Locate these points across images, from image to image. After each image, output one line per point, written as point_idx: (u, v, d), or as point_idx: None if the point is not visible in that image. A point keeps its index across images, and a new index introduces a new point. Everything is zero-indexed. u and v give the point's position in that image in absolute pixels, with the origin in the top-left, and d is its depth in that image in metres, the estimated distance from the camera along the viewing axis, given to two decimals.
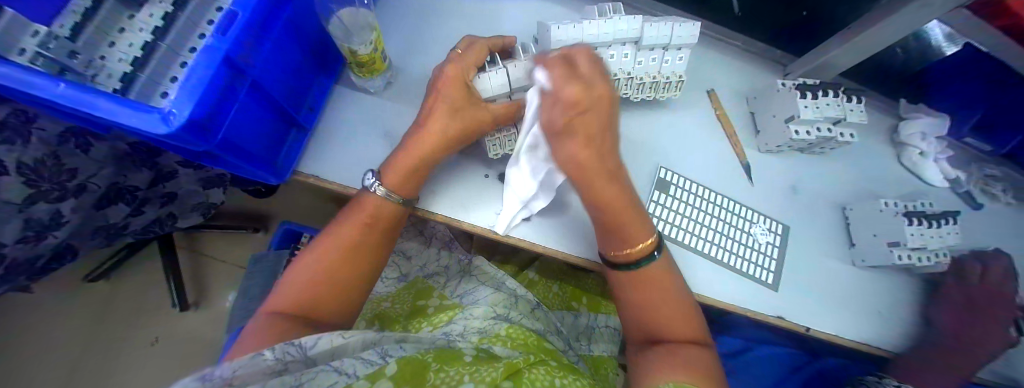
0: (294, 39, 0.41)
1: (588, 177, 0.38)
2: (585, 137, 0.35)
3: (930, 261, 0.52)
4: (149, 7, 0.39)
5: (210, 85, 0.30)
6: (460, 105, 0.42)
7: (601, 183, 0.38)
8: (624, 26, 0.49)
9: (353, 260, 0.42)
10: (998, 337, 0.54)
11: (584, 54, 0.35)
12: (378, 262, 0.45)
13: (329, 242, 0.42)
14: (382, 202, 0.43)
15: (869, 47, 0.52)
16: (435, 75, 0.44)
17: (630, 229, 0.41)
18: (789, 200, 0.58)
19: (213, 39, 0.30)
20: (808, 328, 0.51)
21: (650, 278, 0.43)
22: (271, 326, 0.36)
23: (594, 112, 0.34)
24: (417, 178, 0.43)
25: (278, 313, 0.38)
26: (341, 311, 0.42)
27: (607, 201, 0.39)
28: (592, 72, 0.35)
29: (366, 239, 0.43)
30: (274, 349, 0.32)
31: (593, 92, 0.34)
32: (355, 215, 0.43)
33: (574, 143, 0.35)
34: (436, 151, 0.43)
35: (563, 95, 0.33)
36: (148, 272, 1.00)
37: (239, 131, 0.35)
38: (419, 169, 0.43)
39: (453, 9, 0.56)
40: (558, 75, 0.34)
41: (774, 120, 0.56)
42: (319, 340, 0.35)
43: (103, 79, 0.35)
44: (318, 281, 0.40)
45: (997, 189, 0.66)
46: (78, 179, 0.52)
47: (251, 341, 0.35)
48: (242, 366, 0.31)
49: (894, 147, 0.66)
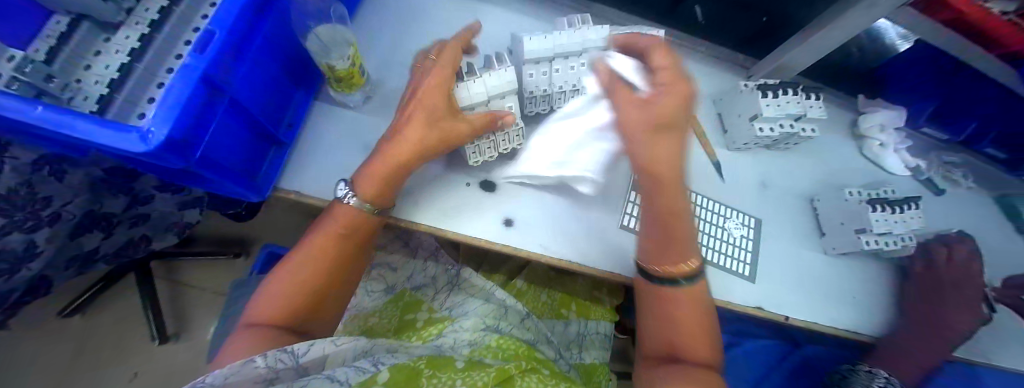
0: (272, 58, 0.42)
1: (657, 175, 0.43)
2: (665, 138, 0.42)
3: (897, 245, 0.54)
4: (125, 29, 0.40)
5: (187, 104, 0.31)
6: (439, 115, 0.43)
7: (670, 176, 0.43)
8: (592, 36, 0.51)
9: (330, 268, 0.43)
10: (971, 316, 0.56)
11: (662, 53, 0.43)
12: (357, 268, 0.46)
13: (306, 250, 0.43)
14: (354, 213, 0.43)
15: (822, 47, 0.55)
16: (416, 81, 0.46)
17: (674, 244, 0.43)
18: (759, 194, 0.60)
19: (190, 58, 0.31)
20: (787, 317, 0.53)
21: (688, 294, 0.44)
22: (256, 334, 0.38)
23: (675, 110, 0.40)
24: (390, 187, 0.43)
25: (261, 322, 0.39)
26: (321, 314, 0.43)
27: (665, 203, 0.43)
28: (671, 72, 0.41)
29: (342, 248, 0.44)
30: (266, 356, 0.33)
31: (676, 93, 0.40)
32: (328, 226, 0.44)
33: (643, 137, 0.41)
34: (410, 162, 0.43)
35: (652, 103, 0.40)
36: (129, 303, 0.98)
37: (217, 148, 0.36)
38: (392, 175, 0.43)
39: (428, 27, 0.58)
40: (665, 66, 0.41)
41: (739, 119, 0.59)
42: (312, 347, 0.36)
43: (80, 102, 0.36)
44: (297, 288, 0.41)
45: (956, 175, 0.69)
46: (51, 207, 0.52)
47: (230, 355, 0.35)
48: (232, 374, 0.32)
49: (855, 140, 0.69)
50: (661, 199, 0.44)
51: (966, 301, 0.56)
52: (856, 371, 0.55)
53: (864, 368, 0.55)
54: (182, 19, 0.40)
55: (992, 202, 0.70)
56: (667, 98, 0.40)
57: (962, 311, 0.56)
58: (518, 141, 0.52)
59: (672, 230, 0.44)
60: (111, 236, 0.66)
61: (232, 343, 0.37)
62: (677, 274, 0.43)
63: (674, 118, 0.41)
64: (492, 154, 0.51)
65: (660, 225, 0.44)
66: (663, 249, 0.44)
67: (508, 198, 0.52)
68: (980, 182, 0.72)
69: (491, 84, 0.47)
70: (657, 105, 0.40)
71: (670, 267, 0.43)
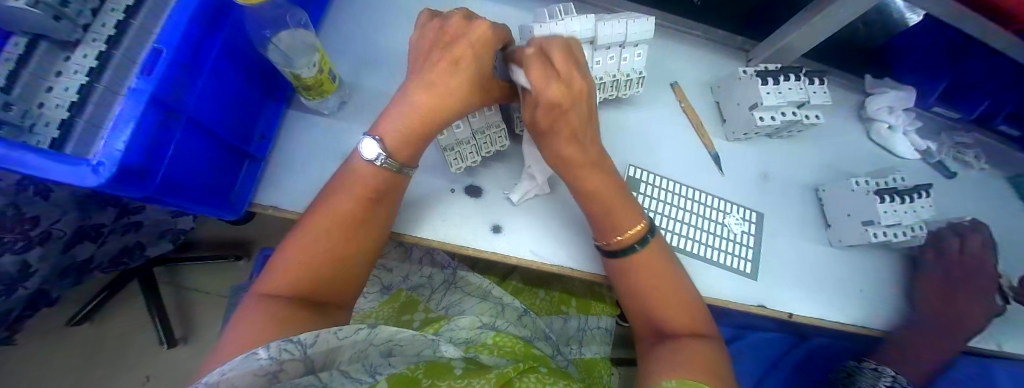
0: (232, 69, 0.40)
1: (573, 168, 0.43)
2: (557, 140, 0.41)
3: (906, 236, 0.52)
4: (83, 47, 0.37)
5: (139, 130, 0.28)
6: (483, 73, 0.41)
7: (587, 172, 0.43)
8: (577, 27, 0.47)
9: (350, 236, 0.40)
10: (988, 308, 0.53)
11: (560, 51, 0.38)
12: (382, 236, 0.42)
13: (320, 218, 0.39)
14: (378, 174, 0.40)
15: (827, 27, 0.52)
16: (423, 48, 0.41)
17: (612, 219, 0.43)
18: (760, 186, 0.57)
19: (138, 81, 0.29)
20: (790, 314, 0.51)
21: (643, 260, 0.43)
22: (267, 311, 0.35)
23: (575, 110, 0.40)
24: (413, 145, 0.41)
25: (273, 296, 0.37)
26: (341, 288, 0.40)
27: (588, 190, 0.44)
28: (564, 61, 0.38)
29: (368, 205, 0.40)
30: (270, 347, 0.30)
31: (572, 90, 0.39)
32: (352, 186, 0.40)
33: (558, 139, 0.41)
34: (439, 118, 0.41)
35: (546, 97, 0.38)
36: (136, 310, 0.98)
37: (180, 170, 0.34)
38: (415, 135, 0.41)
39: (406, 23, 0.55)
40: (539, 72, 0.37)
41: (738, 108, 0.56)
42: (318, 338, 0.32)
43: (41, 128, 0.33)
44: (313, 262, 0.38)
45: (969, 156, 0.66)
46: (41, 227, 0.51)
47: (239, 340, 0.33)
48: (232, 369, 0.28)
49: (863, 123, 0.66)
50: (582, 184, 0.44)
51: (982, 290, 0.53)
52: (862, 368, 0.53)
53: (871, 365, 0.53)
54: (143, 31, 0.37)
55: (1003, 183, 0.68)
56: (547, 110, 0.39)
57: (978, 303, 0.53)
58: (498, 142, 0.49)
59: (605, 208, 0.44)
60: (104, 248, 0.65)
61: (243, 316, 0.35)
62: (628, 242, 0.43)
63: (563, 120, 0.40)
64: (474, 159, 0.49)
65: (595, 210, 0.44)
66: (604, 228, 0.44)
67: (496, 201, 0.50)
68: (991, 163, 0.69)
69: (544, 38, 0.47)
70: (552, 118, 0.40)
71: (621, 235, 0.43)
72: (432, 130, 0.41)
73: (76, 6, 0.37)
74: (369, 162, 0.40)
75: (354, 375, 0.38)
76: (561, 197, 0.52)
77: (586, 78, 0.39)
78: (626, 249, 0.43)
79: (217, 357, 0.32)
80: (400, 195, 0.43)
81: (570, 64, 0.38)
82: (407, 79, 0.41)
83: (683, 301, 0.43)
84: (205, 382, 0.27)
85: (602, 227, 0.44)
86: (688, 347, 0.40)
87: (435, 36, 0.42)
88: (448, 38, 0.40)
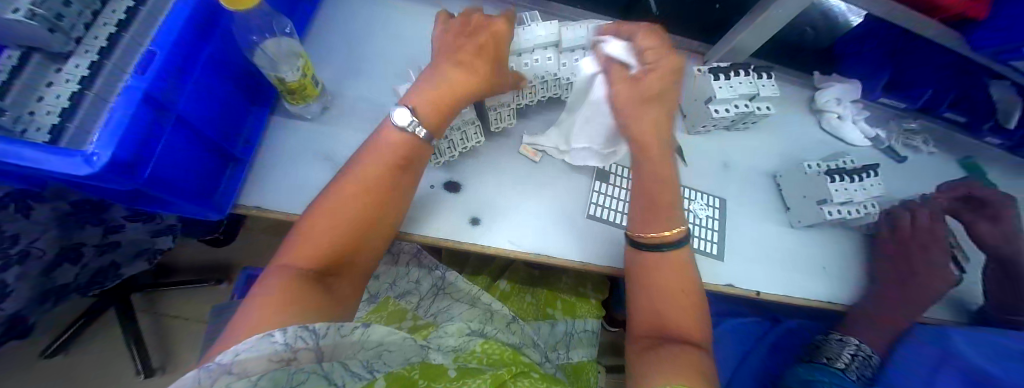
0: (219, 75, 0.43)
1: (645, 142, 0.49)
2: (653, 110, 0.48)
3: (859, 213, 0.55)
4: (75, 57, 0.40)
5: (131, 123, 0.31)
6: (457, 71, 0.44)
7: (649, 143, 0.48)
8: (542, 33, 0.52)
9: (374, 206, 0.41)
10: (944, 278, 0.54)
11: (648, 34, 0.48)
12: (401, 209, 0.44)
13: (349, 189, 0.41)
14: (405, 142, 0.43)
15: (771, 26, 0.57)
16: (449, 40, 0.46)
17: (659, 213, 0.47)
18: (722, 174, 0.61)
19: (132, 79, 0.32)
20: (758, 292, 0.53)
21: (659, 261, 0.45)
22: (295, 278, 0.36)
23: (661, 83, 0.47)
24: (444, 114, 0.44)
25: (299, 264, 0.38)
26: (362, 259, 0.41)
27: (652, 168, 0.49)
28: (651, 41, 0.47)
29: (392, 182, 0.42)
30: (285, 332, 0.31)
31: (664, 68, 0.47)
32: (379, 158, 0.42)
33: (637, 107, 0.48)
34: (461, 97, 0.45)
35: (660, 65, 0.47)
36: (111, 341, 0.97)
37: (168, 166, 0.37)
38: (446, 101, 0.44)
39: (384, 36, 0.59)
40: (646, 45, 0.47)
41: (696, 103, 0.60)
42: (331, 328, 0.34)
43: (32, 133, 0.36)
44: (342, 230, 0.40)
45: (916, 141, 0.71)
46: (20, 245, 0.52)
47: (268, 306, 0.33)
48: (246, 353, 0.29)
49: (814, 115, 0.71)
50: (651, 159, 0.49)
51: (933, 260, 0.55)
52: (829, 339, 0.56)
53: (836, 336, 0.56)
54: (132, 43, 0.40)
55: (954, 166, 0.72)
56: (653, 77, 0.47)
57: (933, 277, 0.54)
58: (474, 139, 0.53)
59: (657, 199, 0.47)
60: (86, 270, 0.65)
61: (269, 283, 0.36)
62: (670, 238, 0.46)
63: (661, 90, 0.48)
64: (452, 154, 0.52)
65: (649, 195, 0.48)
66: (649, 219, 0.47)
67: (474, 195, 0.53)
68: (940, 148, 0.74)
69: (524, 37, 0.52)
70: (646, 82, 0.47)
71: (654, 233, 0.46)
72: (462, 100, 0.45)
73: (70, 19, 0.40)
74: (400, 129, 0.43)
75: (353, 369, 0.37)
76: (534, 189, 0.55)
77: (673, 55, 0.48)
78: (658, 246, 0.45)
79: (243, 321, 0.33)
80: (420, 171, 0.45)
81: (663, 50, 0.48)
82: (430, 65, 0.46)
83: (683, 313, 0.43)
84: (219, 362, 0.28)
85: (650, 215, 0.47)
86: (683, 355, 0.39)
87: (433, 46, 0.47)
88: (457, 37, 0.46)
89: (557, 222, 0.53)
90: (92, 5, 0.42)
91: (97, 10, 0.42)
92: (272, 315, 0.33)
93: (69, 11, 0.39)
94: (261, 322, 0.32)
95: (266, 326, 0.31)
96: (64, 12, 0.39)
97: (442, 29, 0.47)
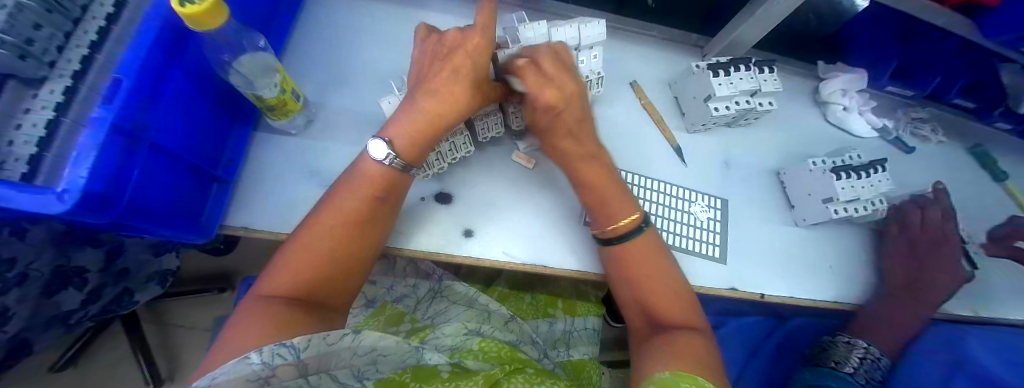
0: (192, 95, 0.41)
1: (572, 160, 0.47)
2: (564, 139, 0.46)
3: (867, 210, 0.53)
4: (49, 83, 0.33)
5: (104, 154, 0.30)
6: (441, 82, 0.42)
7: (584, 162, 0.47)
8: (531, 34, 0.49)
9: (354, 235, 0.40)
10: (952, 278, 0.53)
11: (551, 60, 0.44)
12: (383, 234, 0.43)
13: (326, 219, 0.39)
14: (383, 173, 0.41)
15: (771, 18, 0.54)
16: (426, 58, 0.45)
17: (607, 206, 0.46)
18: (722, 173, 0.59)
19: (98, 110, 0.30)
20: (762, 295, 0.52)
21: (638, 252, 0.45)
22: (268, 311, 0.35)
23: (569, 110, 0.44)
24: (420, 144, 0.43)
25: (272, 296, 0.37)
26: (339, 290, 0.41)
27: (589, 180, 0.47)
28: (556, 68, 0.44)
29: (370, 213, 0.41)
30: (261, 352, 0.30)
31: (563, 91, 0.43)
32: (357, 187, 0.41)
33: (556, 136, 0.46)
34: (439, 116, 0.43)
35: (541, 101, 0.43)
36: (117, 351, 0.97)
37: (145, 195, 0.35)
38: (425, 131, 0.43)
39: (366, 42, 0.57)
40: (533, 80, 0.43)
41: (694, 101, 0.58)
42: (311, 342, 0.32)
43: (9, 164, 0.30)
44: (318, 263, 0.38)
45: (925, 131, 0.69)
46: (17, 270, 0.46)
47: (238, 341, 0.32)
48: (225, 375, 0.28)
49: (819, 107, 0.68)
50: (586, 172, 0.47)
51: (947, 262, 0.53)
52: (836, 342, 0.54)
53: (843, 339, 0.54)
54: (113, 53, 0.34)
55: (964, 154, 0.70)
56: (539, 110, 0.44)
57: (942, 274, 0.53)
58: (463, 148, 0.52)
59: (598, 199, 0.46)
60: (95, 294, 0.59)
61: (241, 316, 0.35)
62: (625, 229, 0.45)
63: (559, 119, 0.45)
64: (441, 165, 0.51)
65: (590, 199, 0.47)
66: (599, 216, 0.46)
67: (466, 209, 0.51)
68: (949, 136, 0.71)
69: (527, 37, 0.50)
70: (540, 107, 0.43)
71: (614, 225, 0.45)
72: (448, 123, 0.44)
73: (40, 44, 0.33)
74: (377, 162, 0.41)
75: (342, 380, 0.37)
76: (522, 198, 0.53)
77: (576, 81, 0.45)
78: (622, 236, 0.45)
79: (213, 358, 0.32)
80: (399, 197, 0.44)
81: (559, 69, 0.44)
82: (416, 84, 0.44)
83: (675, 304, 0.44)
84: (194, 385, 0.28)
85: (598, 215, 0.46)
86: (678, 343, 0.40)
87: (427, 54, 0.45)
88: (447, 49, 0.43)
89: (546, 230, 0.51)
90: (64, 27, 0.35)
91: (70, 32, 0.35)
92: (242, 347, 0.32)
93: (39, 36, 0.33)
94: (229, 354, 0.31)
95: (239, 351, 0.31)
96: (35, 36, 0.32)
97: (432, 39, 0.45)
